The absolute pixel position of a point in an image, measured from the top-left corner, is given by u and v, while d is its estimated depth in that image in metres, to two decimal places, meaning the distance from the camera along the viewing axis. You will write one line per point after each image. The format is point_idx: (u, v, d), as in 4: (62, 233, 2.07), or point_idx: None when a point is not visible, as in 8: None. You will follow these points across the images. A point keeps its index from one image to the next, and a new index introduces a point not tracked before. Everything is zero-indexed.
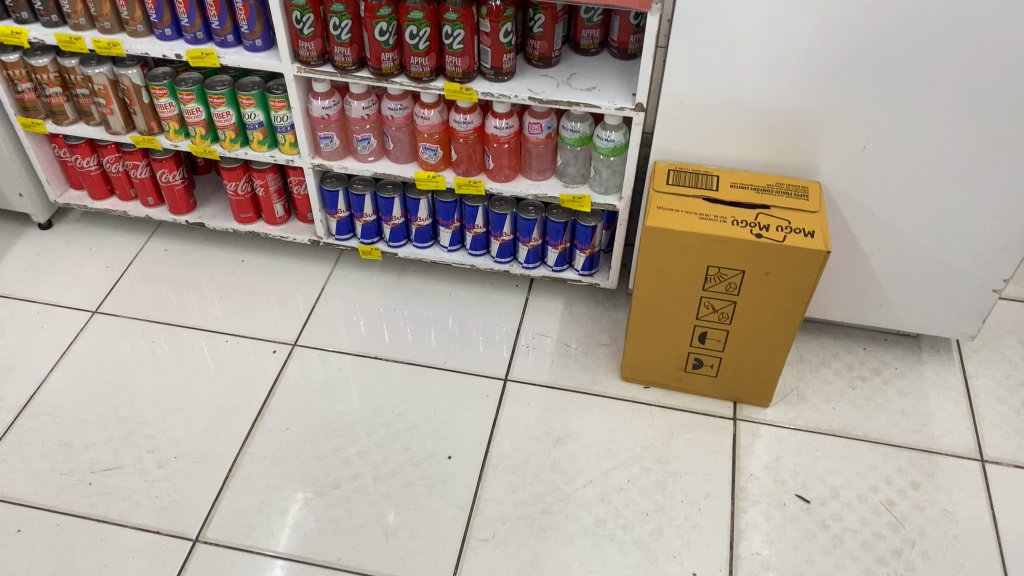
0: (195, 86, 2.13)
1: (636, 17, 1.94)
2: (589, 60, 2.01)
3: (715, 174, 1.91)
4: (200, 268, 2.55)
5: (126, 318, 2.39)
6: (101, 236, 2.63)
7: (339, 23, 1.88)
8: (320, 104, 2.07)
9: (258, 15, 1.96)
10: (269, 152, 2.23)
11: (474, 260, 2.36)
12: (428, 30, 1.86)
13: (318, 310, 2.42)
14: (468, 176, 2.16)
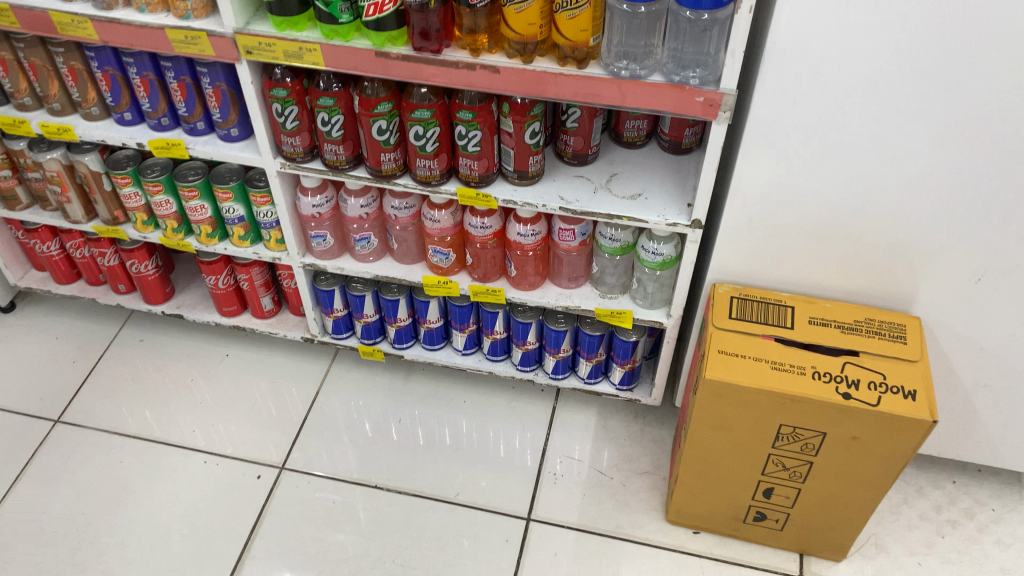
0: (163, 175, 1.80)
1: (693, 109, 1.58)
2: (634, 155, 1.66)
3: (790, 304, 1.55)
4: (179, 361, 2.22)
5: (91, 428, 2.07)
6: (70, 321, 2.32)
7: (330, 118, 1.54)
8: (310, 202, 1.74)
9: (233, 102, 1.62)
10: (251, 249, 1.90)
11: (492, 366, 2.02)
12: (436, 130, 1.51)
13: (312, 419, 2.09)
14: (486, 281, 1.81)
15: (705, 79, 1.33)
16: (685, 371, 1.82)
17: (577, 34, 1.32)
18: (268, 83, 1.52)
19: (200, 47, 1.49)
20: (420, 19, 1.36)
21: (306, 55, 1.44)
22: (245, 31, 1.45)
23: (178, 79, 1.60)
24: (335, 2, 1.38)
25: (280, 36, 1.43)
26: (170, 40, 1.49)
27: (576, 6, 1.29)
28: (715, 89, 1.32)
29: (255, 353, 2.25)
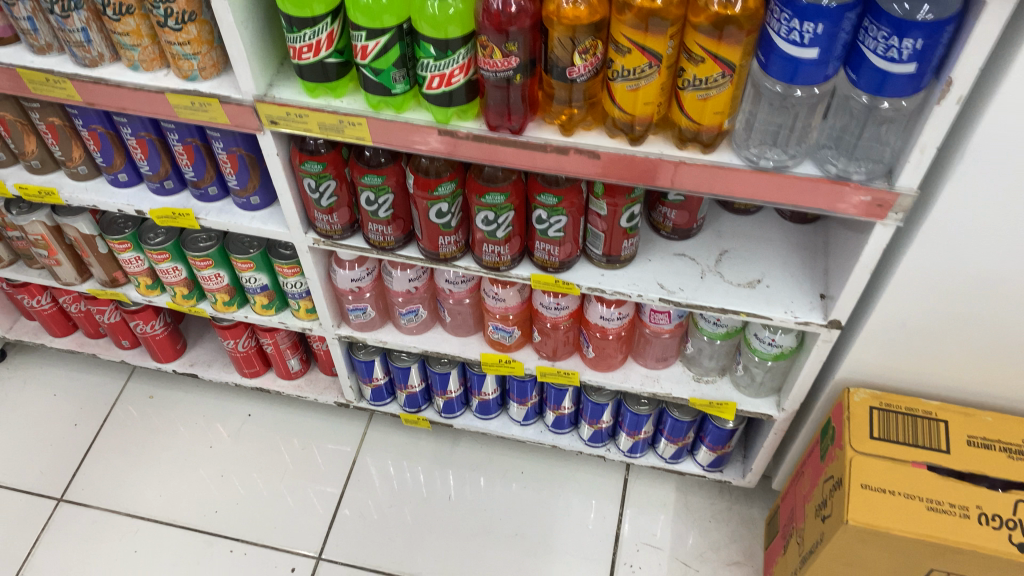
0: (170, 241, 1.50)
1: None
2: (746, 224, 1.37)
3: (942, 417, 1.27)
4: (196, 423, 1.95)
5: (100, 509, 1.82)
6: (70, 372, 2.05)
7: (376, 197, 1.23)
8: (348, 275, 1.44)
9: (252, 168, 1.31)
10: (276, 317, 1.61)
11: (557, 438, 1.75)
12: (510, 214, 1.21)
13: (350, 495, 1.83)
14: (557, 361, 1.53)
15: (872, 172, 1.01)
16: (795, 463, 1.55)
17: (708, 117, 1.00)
18: (297, 157, 1.22)
19: (211, 114, 1.17)
20: (499, 94, 1.03)
21: (348, 127, 1.12)
22: (269, 99, 1.13)
23: (182, 141, 1.29)
24: (388, 70, 1.05)
25: (314, 105, 1.12)
26: (173, 106, 1.17)
27: (711, 85, 0.97)
28: (888, 188, 0.99)
29: (281, 411, 1.98)
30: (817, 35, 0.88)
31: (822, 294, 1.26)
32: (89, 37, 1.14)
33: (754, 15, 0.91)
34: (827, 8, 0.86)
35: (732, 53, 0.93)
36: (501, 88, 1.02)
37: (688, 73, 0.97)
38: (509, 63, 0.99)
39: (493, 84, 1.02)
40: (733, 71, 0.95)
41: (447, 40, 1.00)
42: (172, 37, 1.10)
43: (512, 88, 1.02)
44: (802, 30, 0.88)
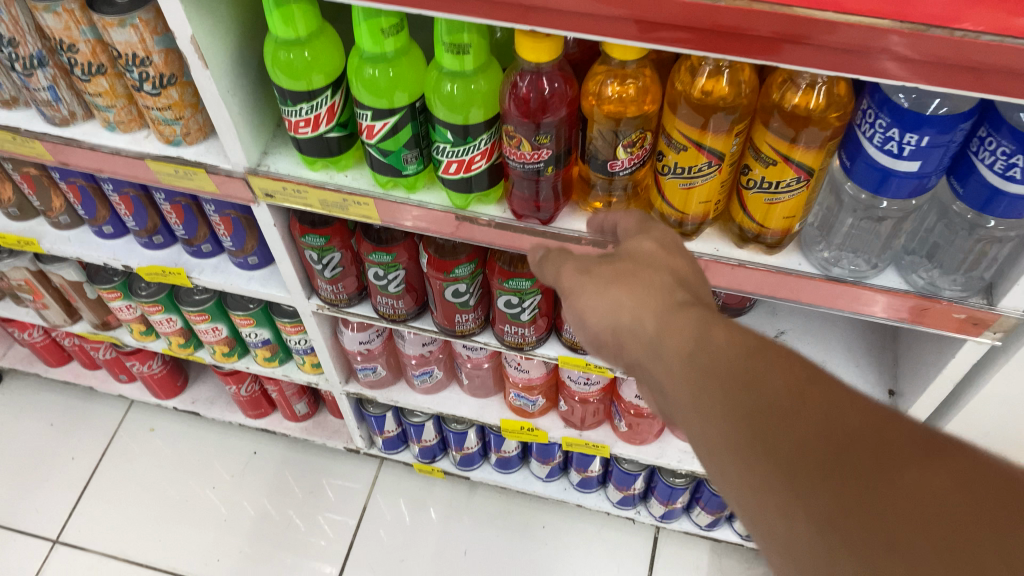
0: (162, 292, 1.36)
1: None
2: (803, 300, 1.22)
3: None
4: (199, 459, 1.85)
5: (96, 553, 1.71)
6: (69, 400, 1.95)
7: (385, 272, 1.09)
8: (355, 338, 1.30)
9: (249, 229, 1.17)
10: (279, 369, 1.48)
11: (582, 497, 1.63)
12: (537, 298, 1.06)
13: (360, 546, 1.72)
14: (585, 430, 1.39)
15: (967, 286, 0.83)
16: None
17: (776, 222, 0.85)
18: (297, 227, 1.07)
19: (198, 182, 1.03)
20: (529, 186, 0.88)
21: (353, 206, 0.97)
22: (263, 171, 0.98)
23: (170, 200, 1.15)
24: (398, 151, 0.90)
25: (314, 181, 0.97)
26: (155, 172, 1.03)
27: (782, 189, 0.81)
28: (986, 307, 0.81)
29: (290, 448, 1.87)
30: (920, 146, 0.72)
31: (891, 391, 1.10)
32: (58, 96, 0.99)
33: (839, 110, 0.76)
34: (937, 116, 0.69)
35: (810, 156, 0.77)
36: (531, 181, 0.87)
37: (754, 172, 0.82)
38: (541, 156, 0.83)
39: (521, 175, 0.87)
40: (810, 176, 0.79)
41: (468, 126, 0.84)
42: (150, 102, 0.95)
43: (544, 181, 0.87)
44: (903, 141, 0.72)
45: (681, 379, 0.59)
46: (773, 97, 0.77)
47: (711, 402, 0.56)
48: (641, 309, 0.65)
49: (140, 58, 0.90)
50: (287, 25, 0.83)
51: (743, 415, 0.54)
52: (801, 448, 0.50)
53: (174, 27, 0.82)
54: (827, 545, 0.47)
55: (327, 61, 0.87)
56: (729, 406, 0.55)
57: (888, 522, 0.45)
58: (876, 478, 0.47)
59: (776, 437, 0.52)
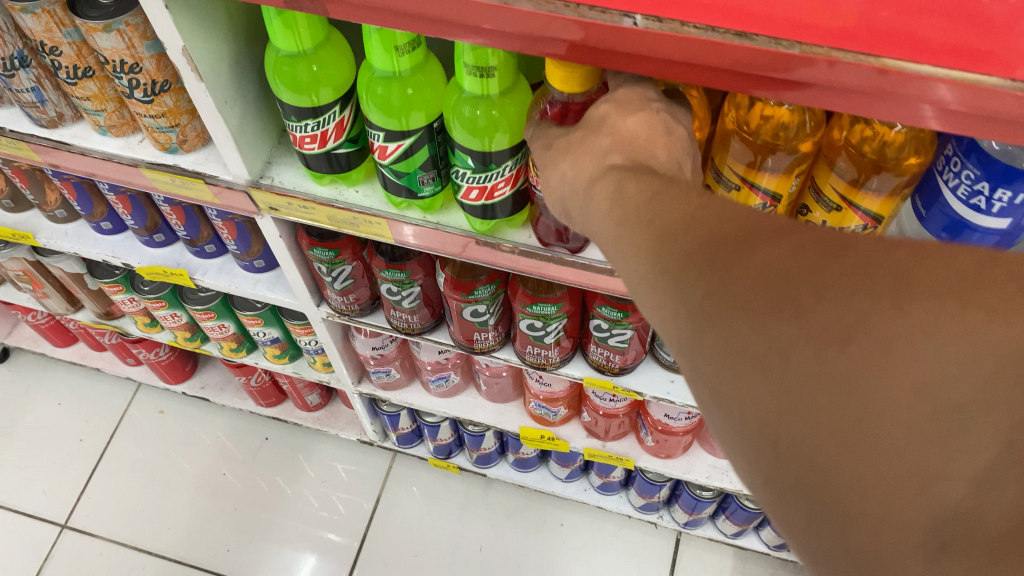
0: (166, 289, 1.29)
1: None
2: None
3: None
4: (210, 444, 1.81)
5: (104, 540, 1.68)
6: (78, 379, 1.91)
7: (399, 288, 1.01)
8: (368, 344, 1.23)
9: (254, 233, 1.09)
10: (290, 365, 1.42)
11: (603, 499, 1.58)
12: (563, 321, 0.98)
13: (372, 539, 1.67)
14: (608, 442, 1.33)
15: None
16: None
17: None
18: (305, 239, 0.99)
19: (196, 192, 0.95)
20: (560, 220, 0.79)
21: (364, 224, 0.89)
22: (266, 185, 0.90)
23: (170, 202, 1.06)
24: (414, 173, 0.81)
25: (322, 197, 0.88)
26: (150, 179, 0.95)
27: None
28: None
29: (302, 434, 1.82)
30: (1012, 204, 0.61)
31: None
32: (43, 97, 0.91)
33: (918, 152, 0.65)
34: None
35: (878, 203, 0.68)
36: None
37: (814, 214, 0.73)
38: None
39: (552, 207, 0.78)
40: (879, 223, 0.70)
41: (490, 152, 0.75)
42: (141, 110, 0.86)
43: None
44: (992, 197, 0.62)
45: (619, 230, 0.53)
46: (840, 133, 0.68)
47: (648, 250, 0.50)
48: (584, 174, 0.59)
49: (129, 64, 0.81)
50: (290, 35, 0.74)
51: (681, 266, 0.48)
52: (696, 235, 0.48)
53: (164, 38, 0.73)
54: (776, 399, 0.42)
55: (335, 73, 0.77)
56: (667, 253, 0.49)
57: (833, 384, 0.40)
58: (733, 256, 0.46)
59: (720, 262, 0.46)
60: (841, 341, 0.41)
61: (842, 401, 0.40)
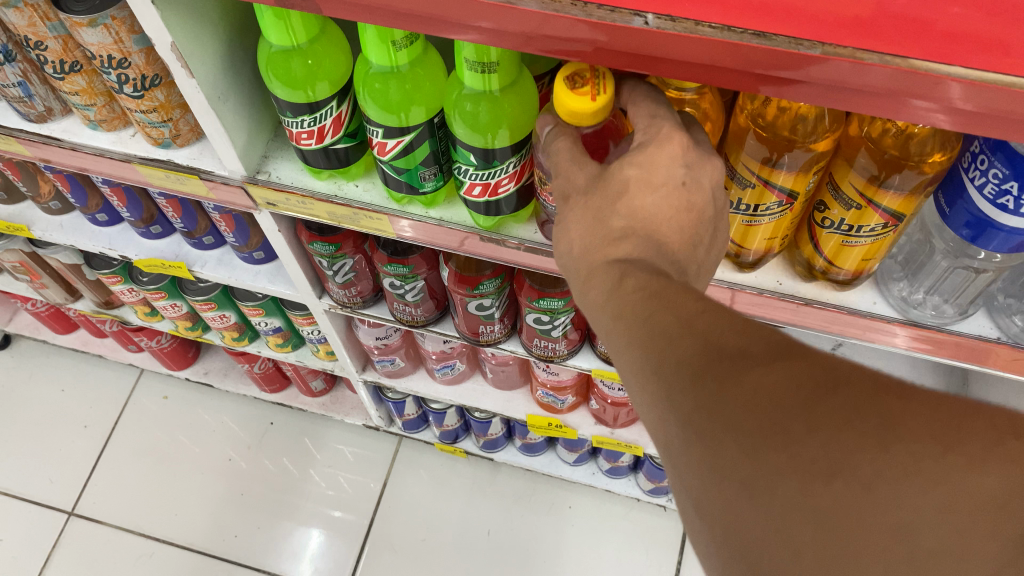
0: (165, 279, 1.26)
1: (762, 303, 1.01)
2: None
3: None
4: (215, 429, 1.80)
5: (111, 527, 1.67)
6: (81, 365, 1.90)
7: (402, 282, 0.99)
8: (371, 335, 1.21)
9: (253, 225, 1.06)
10: (293, 354, 1.40)
11: (611, 482, 1.57)
12: (571, 315, 0.96)
13: (380, 523, 1.67)
14: (617, 428, 1.31)
15: None
16: None
17: (850, 262, 0.73)
18: (304, 234, 0.96)
19: (191, 187, 0.92)
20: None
21: (364, 220, 0.86)
22: (262, 180, 0.87)
23: (165, 195, 1.04)
24: (415, 169, 0.78)
25: (321, 192, 0.85)
26: (144, 174, 0.92)
27: (862, 234, 0.69)
28: None
29: (307, 418, 1.81)
30: None
31: None
32: (30, 92, 0.88)
33: (943, 149, 0.62)
34: None
35: (898, 201, 0.65)
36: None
37: (832, 212, 0.70)
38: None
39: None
40: (900, 221, 0.67)
41: (493, 149, 0.72)
42: (132, 105, 0.83)
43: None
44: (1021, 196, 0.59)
45: (619, 327, 0.53)
46: (860, 126, 0.65)
47: (645, 357, 0.51)
48: (587, 248, 0.59)
49: (117, 59, 0.78)
50: (283, 31, 0.71)
51: (678, 390, 0.48)
52: (695, 348, 0.49)
53: (152, 34, 0.69)
54: (764, 521, 0.43)
55: (332, 68, 0.74)
56: (663, 362, 0.49)
57: (818, 519, 0.42)
58: (730, 379, 0.46)
59: (710, 385, 0.47)
60: (827, 476, 0.42)
61: (822, 540, 0.41)
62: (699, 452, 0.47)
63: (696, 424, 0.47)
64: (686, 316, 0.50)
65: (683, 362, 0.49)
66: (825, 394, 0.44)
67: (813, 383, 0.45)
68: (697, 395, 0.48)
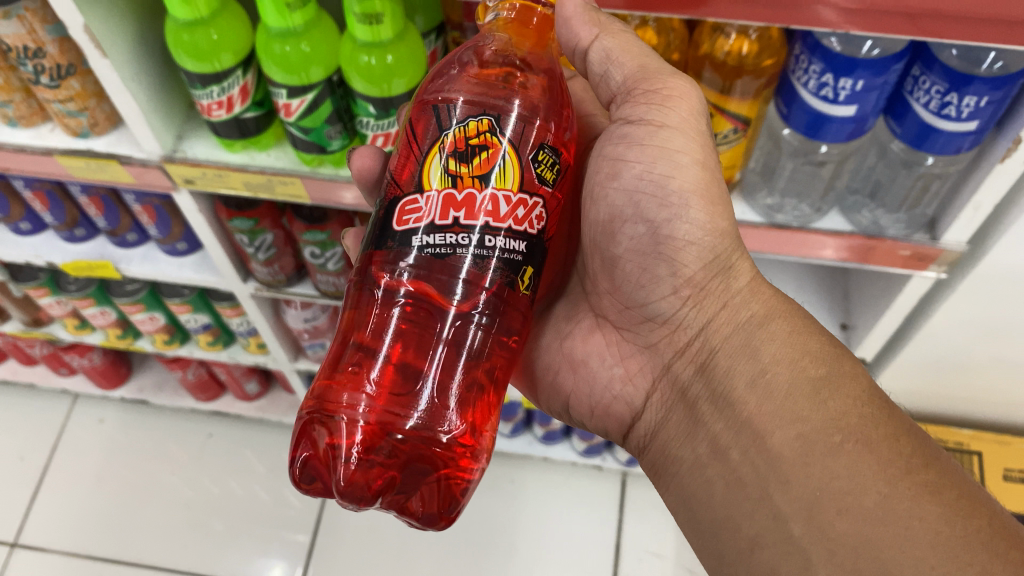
0: (92, 285, 1.30)
1: (333, 260, 1.07)
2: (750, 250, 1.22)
3: (975, 449, 1.15)
4: (154, 449, 1.80)
5: (58, 554, 1.64)
6: (11, 401, 1.88)
7: (322, 251, 1.06)
8: (299, 317, 1.26)
9: (174, 215, 1.11)
10: (224, 352, 1.44)
11: (547, 450, 1.64)
12: None
13: (328, 519, 1.69)
14: None
15: (911, 223, 0.83)
16: None
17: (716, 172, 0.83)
18: (223, 212, 1.03)
19: (112, 174, 0.96)
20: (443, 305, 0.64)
21: (278, 186, 0.92)
22: (179, 158, 0.92)
23: (87, 192, 1.09)
24: (320, 127, 0.85)
25: (235, 163, 0.91)
26: (64, 166, 0.96)
27: (720, 141, 0.79)
28: (930, 242, 0.81)
29: (247, 428, 1.84)
30: (856, 91, 0.70)
31: (844, 324, 1.10)
32: None
33: (773, 54, 0.73)
34: (870, 58, 0.68)
35: (745, 106, 0.75)
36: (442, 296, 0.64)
37: None
38: (531, 223, 0.63)
39: (480, 268, 0.61)
40: (747, 124, 0.77)
41: (390, 97, 0.80)
42: (50, 95, 0.89)
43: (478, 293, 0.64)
44: (837, 86, 0.70)
45: (710, 311, 0.72)
46: (702, 46, 0.76)
47: (887, 428, 0.62)
48: (718, 229, 0.70)
49: (33, 50, 0.84)
50: (186, 5, 0.77)
51: (768, 358, 0.67)
52: (933, 454, 0.61)
53: (64, 16, 0.75)
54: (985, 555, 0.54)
55: (235, 39, 0.81)
56: (906, 446, 0.61)
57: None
58: (966, 487, 0.59)
59: (951, 481, 0.59)
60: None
61: None
62: (769, 424, 0.64)
63: (786, 392, 0.65)
64: (826, 343, 0.68)
65: (780, 352, 0.67)
66: (921, 438, 0.62)
67: (918, 433, 0.62)
68: (792, 375, 0.65)
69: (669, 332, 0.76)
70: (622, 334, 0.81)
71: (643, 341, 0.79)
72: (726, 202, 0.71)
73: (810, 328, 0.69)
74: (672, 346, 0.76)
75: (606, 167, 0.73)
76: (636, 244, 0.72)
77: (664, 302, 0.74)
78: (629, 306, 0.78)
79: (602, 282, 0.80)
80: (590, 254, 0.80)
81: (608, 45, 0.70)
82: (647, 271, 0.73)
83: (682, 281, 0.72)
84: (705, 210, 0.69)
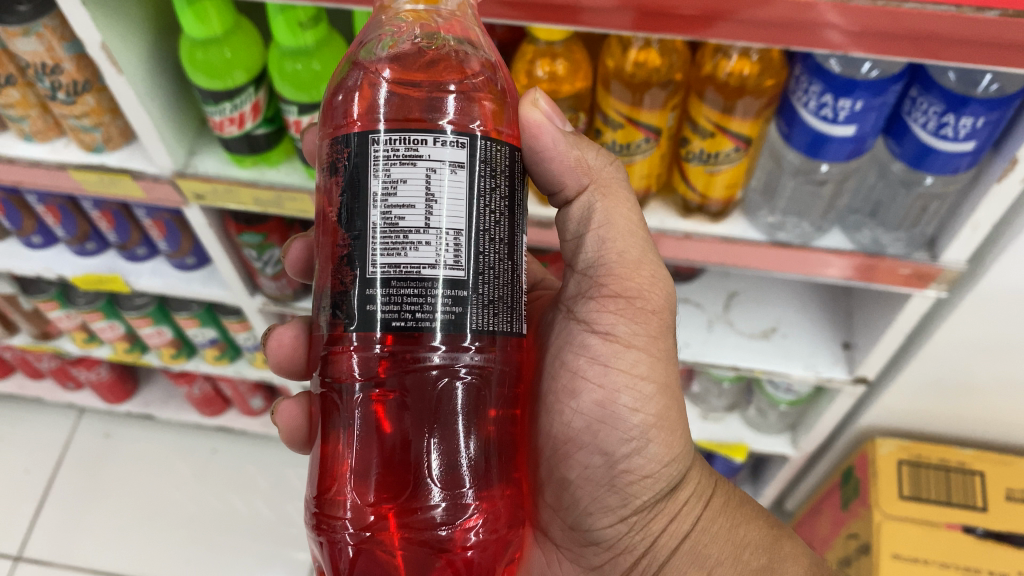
0: (101, 299, 1.32)
1: None
2: (753, 273, 1.24)
3: (977, 469, 1.13)
4: (159, 463, 1.81)
5: (60, 567, 1.63)
6: (18, 414, 1.90)
7: None
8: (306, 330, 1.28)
9: (185, 230, 1.13)
10: (231, 367, 1.45)
11: None
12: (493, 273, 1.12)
13: None
14: None
15: (910, 242, 0.84)
16: (823, 501, 1.36)
17: (718, 193, 0.84)
18: (233, 226, 1.04)
19: (124, 189, 0.97)
20: (427, 449, 0.62)
21: (287, 202, 0.93)
22: (190, 172, 0.93)
23: (99, 207, 1.10)
24: None
25: (245, 179, 0.93)
26: (78, 181, 0.97)
27: (720, 160, 0.81)
28: (930, 261, 0.82)
29: (248, 443, 1.85)
30: (855, 111, 0.71)
31: (846, 342, 1.11)
32: None
33: (773, 75, 0.75)
34: (868, 79, 0.69)
35: (747, 126, 0.77)
36: (421, 463, 0.62)
37: (692, 144, 0.82)
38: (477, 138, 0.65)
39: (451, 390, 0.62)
40: (748, 144, 0.79)
41: None
42: (66, 111, 0.90)
43: (467, 437, 0.62)
44: (837, 106, 0.71)
45: (657, 529, 0.76)
46: (706, 67, 0.77)
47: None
48: (670, 456, 0.73)
49: (50, 66, 0.86)
50: (200, 24, 0.79)
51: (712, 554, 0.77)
52: None
53: (83, 34, 0.77)
54: None
55: (248, 57, 0.83)
56: None
57: None
58: None
59: None
60: None
61: None
62: None
63: None
64: (763, 527, 0.79)
65: (724, 550, 0.77)
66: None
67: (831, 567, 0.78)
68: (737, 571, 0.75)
69: (614, 553, 0.78)
70: (563, 551, 0.82)
71: (587, 564, 0.80)
72: (681, 424, 0.74)
73: (746, 514, 0.79)
74: (617, 565, 0.79)
75: (567, 380, 0.74)
76: (590, 472, 0.74)
77: (610, 528, 0.76)
78: (573, 529, 0.78)
79: (545, 500, 0.80)
80: (544, 473, 0.78)
81: (597, 223, 0.71)
82: (599, 497, 0.75)
83: (631, 507, 0.75)
84: (664, 445, 0.72)
